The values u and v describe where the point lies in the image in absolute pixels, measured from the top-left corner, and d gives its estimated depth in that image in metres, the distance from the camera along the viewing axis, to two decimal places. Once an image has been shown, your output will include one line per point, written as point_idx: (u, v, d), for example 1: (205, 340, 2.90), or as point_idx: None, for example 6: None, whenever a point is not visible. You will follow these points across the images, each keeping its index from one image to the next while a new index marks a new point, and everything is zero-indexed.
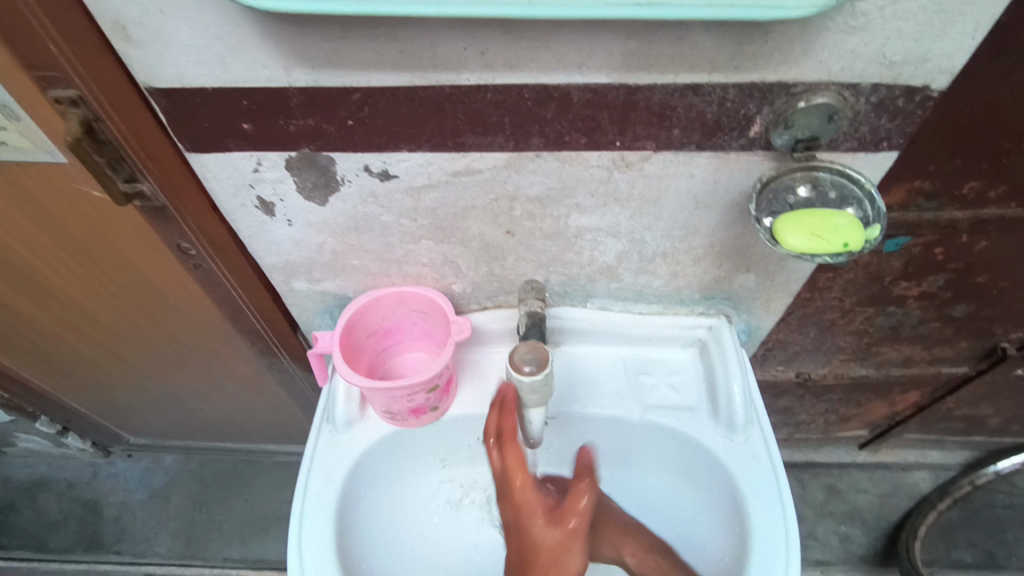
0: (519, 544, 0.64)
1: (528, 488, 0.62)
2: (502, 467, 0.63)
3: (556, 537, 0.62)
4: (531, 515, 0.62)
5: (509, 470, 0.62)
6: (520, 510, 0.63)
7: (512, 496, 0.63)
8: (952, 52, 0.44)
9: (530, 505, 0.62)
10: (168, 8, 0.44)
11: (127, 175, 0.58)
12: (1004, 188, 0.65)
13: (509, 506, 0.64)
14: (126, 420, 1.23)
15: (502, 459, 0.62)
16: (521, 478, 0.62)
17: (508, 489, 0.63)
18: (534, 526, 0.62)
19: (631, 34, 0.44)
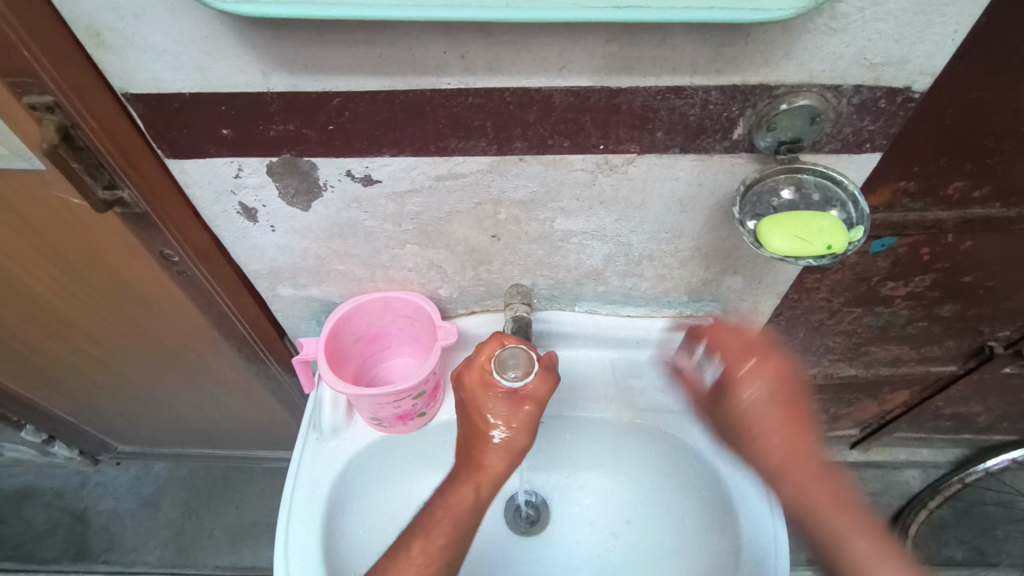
0: (466, 448, 0.57)
1: (489, 390, 0.55)
2: (473, 372, 0.55)
3: (500, 441, 0.55)
4: (482, 413, 0.55)
5: (479, 371, 0.55)
6: (473, 415, 0.56)
7: (471, 397, 0.56)
8: (932, 54, 0.44)
9: (488, 403, 0.55)
10: (142, 12, 0.43)
11: (106, 182, 0.57)
12: (989, 188, 0.65)
13: (468, 409, 0.56)
14: (113, 427, 1.22)
15: (479, 361, 0.55)
16: (492, 385, 0.54)
17: (473, 381, 0.55)
18: (483, 422, 0.55)
19: (612, 37, 0.43)
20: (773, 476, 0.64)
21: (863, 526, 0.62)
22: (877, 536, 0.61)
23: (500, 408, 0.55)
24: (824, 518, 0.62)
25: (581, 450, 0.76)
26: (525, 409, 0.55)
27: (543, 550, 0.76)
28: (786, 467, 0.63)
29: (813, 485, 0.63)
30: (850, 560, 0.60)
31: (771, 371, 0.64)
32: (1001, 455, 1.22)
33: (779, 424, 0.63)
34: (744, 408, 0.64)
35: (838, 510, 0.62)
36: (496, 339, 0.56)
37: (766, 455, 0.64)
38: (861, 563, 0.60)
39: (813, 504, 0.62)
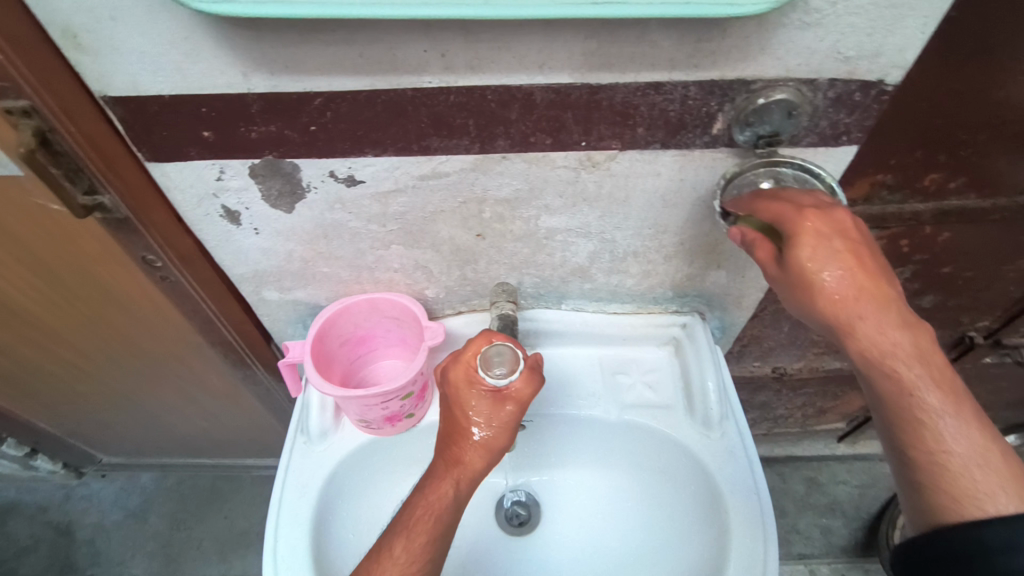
0: (445, 445, 0.55)
1: (473, 385, 0.54)
2: (457, 367, 0.55)
3: (480, 438, 0.53)
4: (463, 410, 0.54)
5: (463, 366, 0.55)
6: (453, 410, 0.55)
7: (453, 391, 0.55)
8: (904, 47, 0.45)
9: (470, 399, 0.54)
10: (119, 14, 0.43)
11: (86, 187, 0.56)
12: (964, 179, 0.66)
13: (448, 403, 0.55)
14: (97, 439, 1.20)
15: (464, 357, 0.55)
16: (476, 380, 0.54)
17: (456, 376, 0.55)
18: (464, 418, 0.54)
19: (590, 34, 0.44)
20: (840, 335, 0.46)
21: (954, 389, 0.45)
22: (964, 397, 0.45)
23: (482, 406, 0.54)
24: (919, 394, 0.45)
25: (572, 449, 0.76)
26: (507, 406, 0.54)
27: (536, 551, 0.75)
28: (852, 325, 0.45)
29: (897, 350, 0.45)
30: (937, 424, 0.44)
31: (831, 218, 0.46)
32: None
33: (841, 265, 0.45)
34: (827, 279, 0.45)
35: (930, 374, 0.45)
36: (483, 337, 0.56)
37: (825, 309, 0.46)
38: (948, 426, 0.44)
39: (892, 368, 0.45)
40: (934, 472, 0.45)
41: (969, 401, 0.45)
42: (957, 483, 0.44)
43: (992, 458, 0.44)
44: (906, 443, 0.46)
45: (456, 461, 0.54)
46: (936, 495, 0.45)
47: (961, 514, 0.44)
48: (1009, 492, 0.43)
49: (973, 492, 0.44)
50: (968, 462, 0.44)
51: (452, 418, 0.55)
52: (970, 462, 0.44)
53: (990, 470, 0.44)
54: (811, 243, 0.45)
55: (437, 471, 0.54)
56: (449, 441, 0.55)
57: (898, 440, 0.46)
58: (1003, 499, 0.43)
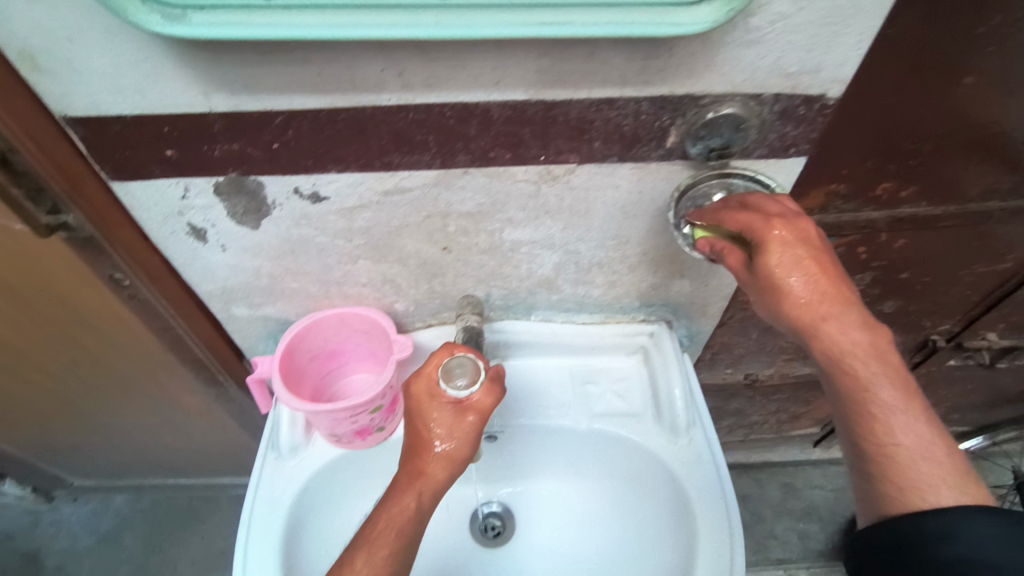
0: (408, 457, 0.55)
1: (435, 397, 0.55)
2: (420, 380, 0.55)
3: (443, 449, 0.54)
4: (425, 421, 0.54)
5: (426, 380, 0.55)
6: (416, 423, 0.55)
7: (415, 403, 0.55)
8: (842, 63, 0.47)
9: (433, 412, 0.54)
10: (77, 36, 0.44)
11: (48, 207, 0.56)
12: (915, 187, 0.68)
13: (411, 416, 0.56)
14: (68, 461, 1.18)
15: (427, 369, 0.56)
16: (439, 393, 0.55)
17: (418, 389, 0.55)
18: (427, 430, 0.54)
19: (542, 52, 0.45)
20: (805, 335, 0.48)
21: (905, 386, 0.48)
22: (914, 393, 0.48)
23: (444, 417, 0.54)
24: (875, 391, 0.48)
25: (545, 459, 0.76)
26: (468, 418, 0.54)
27: (510, 563, 0.75)
28: (814, 327, 0.48)
29: (856, 350, 0.48)
30: (889, 418, 0.47)
31: (800, 226, 0.48)
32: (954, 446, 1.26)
33: (805, 273, 0.47)
34: (794, 277, 0.47)
35: (885, 373, 0.47)
36: (446, 349, 0.57)
37: (791, 312, 0.48)
38: (899, 421, 0.47)
39: (850, 367, 0.48)
40: (883, 465, 0.47)
41: (920, 398, 0.47)
42: (904, 474, 0.47)
43: (938, 452, 0.47)
44: (859, 436, 0.48)
45: (418, 474, 0.54)
46: (883, 485, 0.48)
47: (906, 505, 0.47)
48: (949, 484, 0.46)
49: (918, 483, 0.46)
50: (916, 455, 0.47)
51: (415, 431, 0.55)
52: (919, 455, 0.47)
53: (936, 464, 0.46)
54: (778, 250, 0.47)
55: (400, 483, 0.55)
56: (411, 453, 0.55)
57: (853, 433, 0.49)
58: (944, 491, 0.46)
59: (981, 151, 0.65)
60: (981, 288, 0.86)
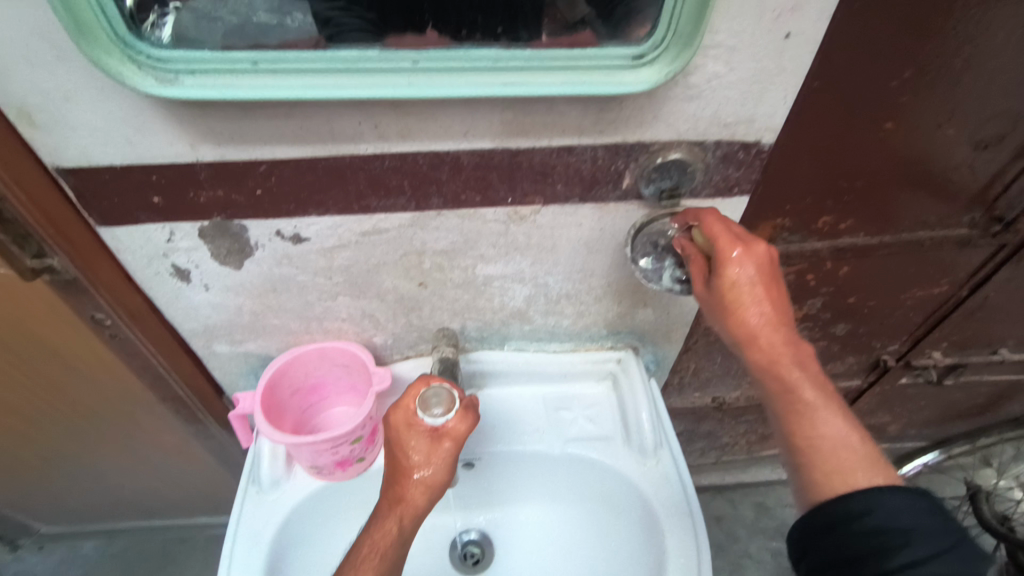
0: (388, 485, 0.58)
1: (414, 428, 0.57)
2: (398, 412, 0.58)
3: (421, 477, 0.56)
4: (404, 450, 0.57)
5: (404, 410, 0.58)
6: (395, 453, 0.58)
7: (395, 435, 0.58)
8: (772, 114, 0.54)
9: (412, 442, 0.57)
10: (72, 95, 0.47)
11: (34, 251, 0.58)
12: (851, 220, 0.75)
13: (390, 446, 0.58)
14: (36, 508, 1.15)
15: (405, 402, 0.59)
16: (417, 423, 0.57)
17: (397, 421, 0.58)
18: (406, 459, 0.57)
19: (506, 107, 0.50)
20: (744, 344, 0.55)
21: (823, 389, 0.54)
22: (831, 393, 0.55)
23: (422, 445, 0.57)
24: (800, 393, 0.54)
25: (522, 485, 0.79)
26: (444, 443, 0.57)
27: None
28: (753, 337, 0.54)
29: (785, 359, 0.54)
30: (812, 415, 0.53)
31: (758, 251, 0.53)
32: (913, 461, 1.33)
33: (754, 292, 0.53)
34: (742, 297, 0.53)
35: (807, 377, 0.54)
36: (422, 380, 0.60)
37: (737, 325, 0.54)
38: (819, 417, 0.53)
39: (780, 372, 0.54)
40: (810, 454, 0.53)
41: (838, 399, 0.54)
42: (828, 462, 0.52)
43: (855, 444, 0.52)
44: (787, 431, 0.54)
45: (399, 500, 0.57)
46: (809, 473, 0.53)
47: (830, 488, 0.51)
48: (867, 470, 0.51)
49: (839, 469, 0.52)
50: (836, 446, 0.52)
51: (394, 461, 0.58)
52: (838, 445, 0.52)
53: (853, 454, 0.52)
54: (735, 272, 0.53)
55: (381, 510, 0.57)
56: (391, 481, 0.58)
57: (783, 429, 0.55)
58: (861, 474, 0.51)
59: (906, 187, 0.72)
60: (922, 310, 0.93)
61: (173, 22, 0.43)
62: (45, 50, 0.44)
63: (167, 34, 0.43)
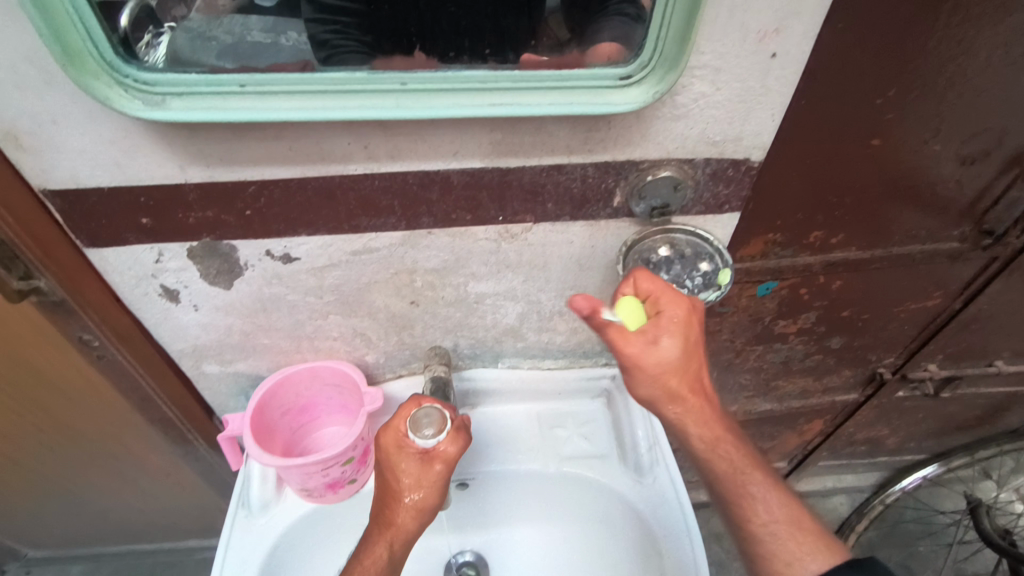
0: (379, 508, 0.57)
1: (406, 452, 0.56)
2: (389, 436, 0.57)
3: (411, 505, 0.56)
4: (394, 474, 0.56)
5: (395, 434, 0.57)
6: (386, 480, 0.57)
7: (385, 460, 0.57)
8: (759, 132, 0.54)
9: (400, 469, 0.56)
10: (61, 118, 0.47)
11: (21, 273, 0.58)
12: (843, 235, 0.75)
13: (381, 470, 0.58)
14: (22, 532, 1.12)
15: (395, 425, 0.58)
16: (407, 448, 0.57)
17: (388, 444, 0.57)
18: (395, 486, 0.56)
19: (495, 127, 0.50)
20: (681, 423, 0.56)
21: (757, 471, 0.57)
22: (772, 479, 0.57)
23: (412, 468, 0.56)
24: (744, 476, 0.56)
25: (518, 504, 0.78)
26: (435, 465, 0.56)
27: None
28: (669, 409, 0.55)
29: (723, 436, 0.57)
30: (757, 500, 0.55)
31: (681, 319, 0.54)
32: (912, 474, 1.32)
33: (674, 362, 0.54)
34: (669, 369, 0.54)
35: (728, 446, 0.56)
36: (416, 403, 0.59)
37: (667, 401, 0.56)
38: (764, 503, 0.56)
39: (723, 451, 0.56)
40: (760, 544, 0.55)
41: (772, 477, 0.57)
42: (783, 551, 0.54)
43: (804, 522, 0.55)
44: (739, 520, 0.56)
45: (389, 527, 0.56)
46: (766, 565, 0.54)
47: None
48: (820, 554, 0.53)
49: (796, 557, 0.53)
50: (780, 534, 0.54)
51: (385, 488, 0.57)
52: (784, 529, 0.55)
53: (803, 535, 0.54)
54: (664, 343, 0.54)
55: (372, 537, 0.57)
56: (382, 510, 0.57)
57: (736, 519, 0.56)
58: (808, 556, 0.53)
59: (896, 202, 0.72)
60: (916, 323, 0.93)
61: (168, 42, 0.44)
62: (34, 75, 0.43)
63: (161, 54, 0.44)
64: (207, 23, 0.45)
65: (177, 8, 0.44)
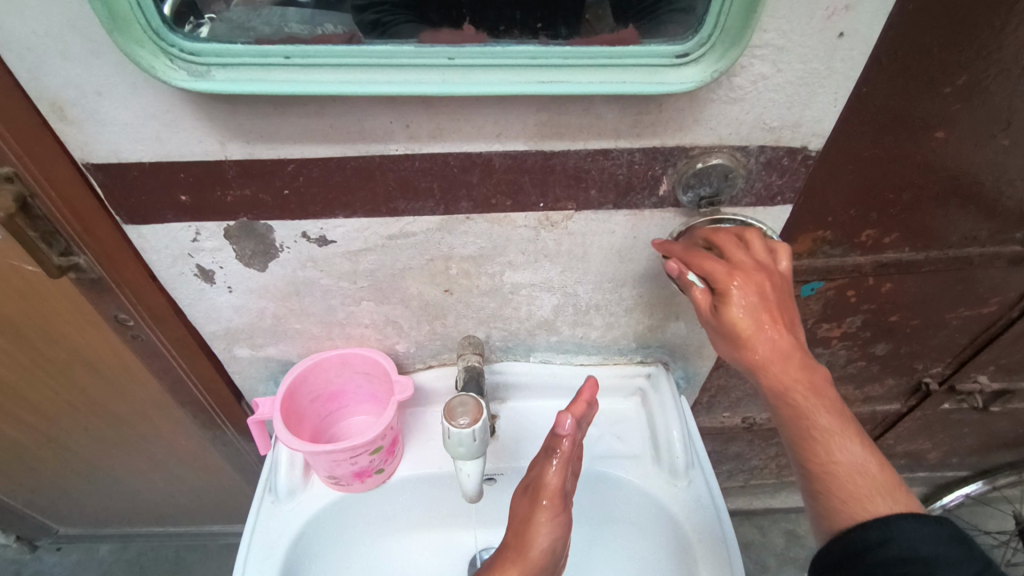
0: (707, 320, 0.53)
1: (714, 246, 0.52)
2: (543, 479, 0.59)
3: (780, 332, 0.51)
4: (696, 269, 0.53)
5: (746, 259, 0.52)
6: (513, 522, 0.59)
7: (727, 291, 0.51)
8: (819, 119, 0.52)
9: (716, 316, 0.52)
10: (105, 90, 0.46)
11: (61, 249, 0.58)
12: (898, 234, 0.71)
13: (749, 298, 0.51)
14: (55, 509, 1.14)
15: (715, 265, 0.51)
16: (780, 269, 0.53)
17: (746, 264, 0.52)
18: (539, 491, 0.59)
19: (542, 107, 0.48)
20: (760, 375, 0.52)
21: (840, 418, 0.53)
22: (842, 412, 0.53)
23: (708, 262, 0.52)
24: (817, 422, 0.52)
25: None
26: (720, 267, 0.51)
27: None
28: (770, 363, 0.51)
29: (799, 387, 0.52)
30: (829, 442, 0.52)
31: (748, 279, 0.51)
32: (954, 491, 1.26)
33: (772, 320, 0.51)
34: (752, 318, 0.51)
35: (823, 404, 0.52)
36: (560, 452, 0.59)
37: (758, 351, 0.51)
38: (838, 442, 0.52)
39: (797, 402, 0.52)
40: (829, 482, 0.52)
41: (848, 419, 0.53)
42: (849, 488, 0.52)
43: (873, 470, 0.52)
44: (804, 459, 0.53)
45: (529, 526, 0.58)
46: (830, 501, 0.52)
47: (852, 516, 0.51)
48: (886, 494, 0.52)
49: (862, 495, 0.51)
50: (854, 471, 0.52)
51: (735, 334, 0.51)
52: (856, 471, 0.52)
53: (871, 480, 0.52)
54: (738, 298, 0.50)
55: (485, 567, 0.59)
56: (501, 564, 0.57)
57: (799, 459, 0.53)
58: (880, 501, 0.52)
59: (956, 201, 0.68)
60: (968, 331, 0.89)
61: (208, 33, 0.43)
62: (81, 44, 0.43)
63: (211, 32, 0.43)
64: (246, 13, 0.43)
65: (217, 3, 0.43)
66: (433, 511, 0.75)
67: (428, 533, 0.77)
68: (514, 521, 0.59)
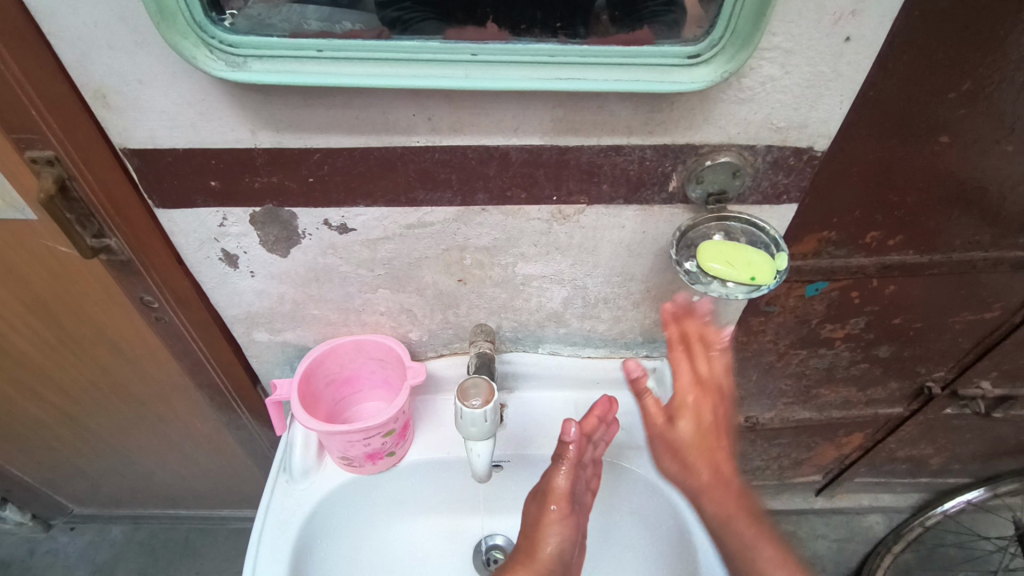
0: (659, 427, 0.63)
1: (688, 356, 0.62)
2: (551, 484, 0.62)
3: (715, 445, 0.62)
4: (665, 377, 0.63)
5: (708, 375, 0.62)
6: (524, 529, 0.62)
7: (681, 401, 0.62)
8: (826, 120, 0.54)
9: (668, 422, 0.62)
10: (146, 79, 0.49)
11: (94, 230, 0.60)
12: (901, 236, 0.73)
13: (699, 408, 0.62)
14: (71, 489, 1.17)
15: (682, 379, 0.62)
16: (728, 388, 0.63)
17: (707, 381, 0.62)
18: (547, 495, 0.62)
19: (558, 103, 0.51)
20: (694, 482, 0.62)
21: (759, 526, 0.62)
22: (760, 520, 0.62)
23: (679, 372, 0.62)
24: (736, 527, 0.61)
25: None
26: (683, 382, 0.61)
27: None
28: (702, 472, 0.62)
29: (725, 495, 0.62)
30: (747, 546, 0.61)
31: (701, 396, 0.61)
32: (956, 497, 1.27)
33: (710, 436, 0.62)
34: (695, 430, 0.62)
35: (743, 514, 0.62)
36: (566, 459, 0.62)
37: (695, 460, 0.62)
38: (757, 546, 0.61)
39: (722, 508, 0.61)
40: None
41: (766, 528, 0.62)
42: None
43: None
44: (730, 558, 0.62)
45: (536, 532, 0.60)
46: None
47: None
48: None
49: None
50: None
51: (677, 440, 0.62)
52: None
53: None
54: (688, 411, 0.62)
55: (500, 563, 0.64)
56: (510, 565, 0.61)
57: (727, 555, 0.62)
58: None
59: (958, 206, 0.70)
60: (971, 336, 0.90)
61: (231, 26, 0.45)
62: (126, 34, 0.46)
63: (249, 27, 0.46)
64: (266, 10, 0.47)
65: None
66: (441, 496, 0.77)
67: (434, 519, 0.79)
68: (527, 524, 0.62)
